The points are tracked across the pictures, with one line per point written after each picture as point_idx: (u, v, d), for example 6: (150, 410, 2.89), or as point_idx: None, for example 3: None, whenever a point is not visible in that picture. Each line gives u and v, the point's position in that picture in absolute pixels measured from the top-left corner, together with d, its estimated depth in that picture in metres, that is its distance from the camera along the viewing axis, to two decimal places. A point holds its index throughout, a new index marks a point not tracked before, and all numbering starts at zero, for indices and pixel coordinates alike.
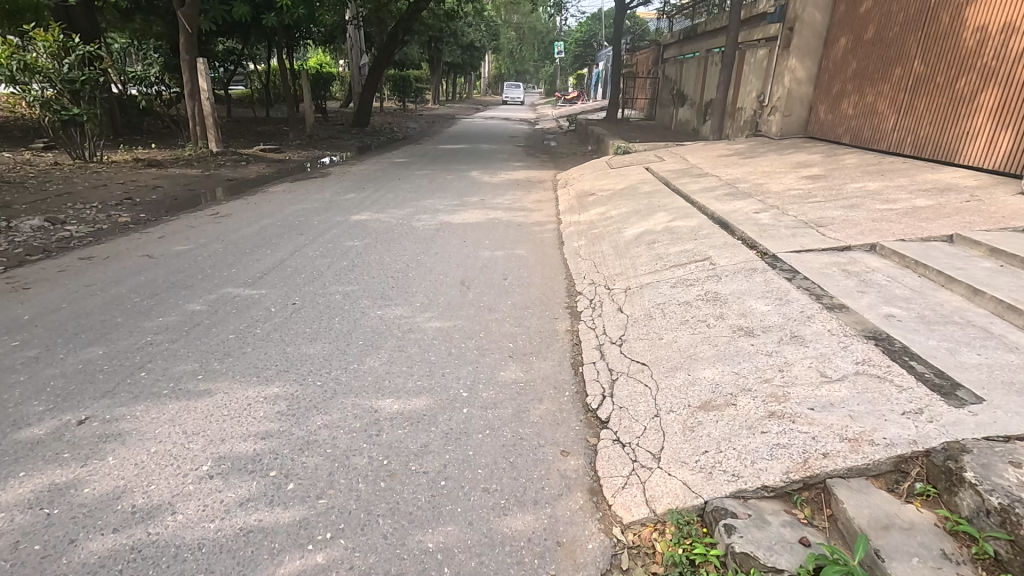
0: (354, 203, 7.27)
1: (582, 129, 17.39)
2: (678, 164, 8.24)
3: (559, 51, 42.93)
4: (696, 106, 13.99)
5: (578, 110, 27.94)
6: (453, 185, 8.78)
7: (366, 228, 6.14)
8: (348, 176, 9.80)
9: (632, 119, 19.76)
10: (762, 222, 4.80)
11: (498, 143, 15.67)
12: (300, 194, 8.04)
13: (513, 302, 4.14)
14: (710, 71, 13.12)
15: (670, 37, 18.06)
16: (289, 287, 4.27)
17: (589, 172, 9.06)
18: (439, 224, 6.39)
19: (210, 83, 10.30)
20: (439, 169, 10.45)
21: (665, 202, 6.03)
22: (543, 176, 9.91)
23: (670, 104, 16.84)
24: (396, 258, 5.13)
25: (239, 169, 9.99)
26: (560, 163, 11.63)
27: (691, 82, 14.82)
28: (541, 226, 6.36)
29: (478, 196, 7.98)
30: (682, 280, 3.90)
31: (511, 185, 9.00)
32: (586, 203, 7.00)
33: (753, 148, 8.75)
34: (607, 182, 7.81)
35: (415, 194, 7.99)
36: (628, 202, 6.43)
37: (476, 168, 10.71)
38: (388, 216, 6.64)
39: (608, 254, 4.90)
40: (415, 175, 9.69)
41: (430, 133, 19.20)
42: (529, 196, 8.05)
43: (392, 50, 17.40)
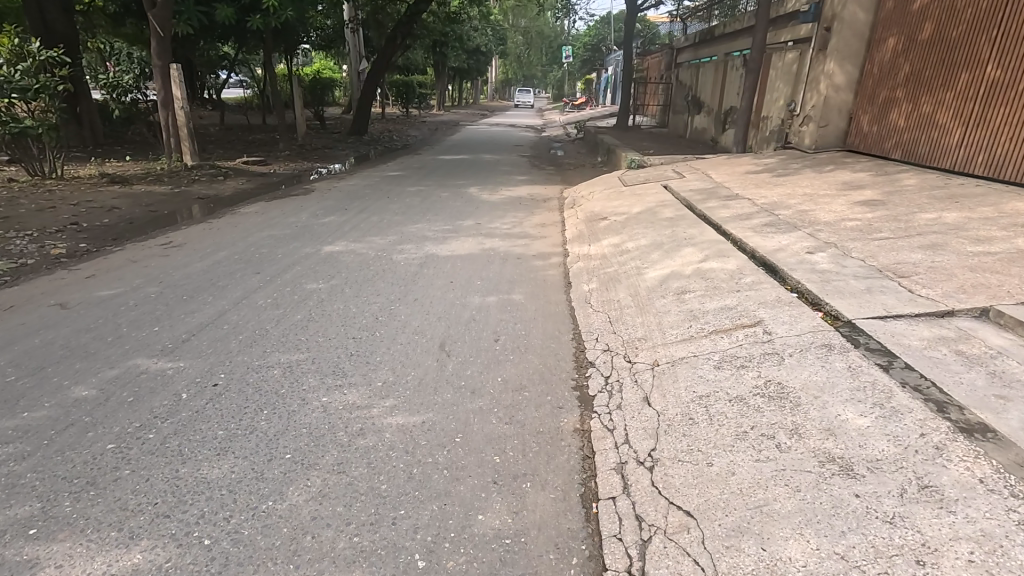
0: (330, 229, 6.35)
1: (591, 137, 16.42)
2: (701, 182, 7.26)
3: (567, 55, 42.00)
4: (715, 114, 13.01)
5: (586, 116, 27.01)
6: (446, 205, 7.85)
7: (337, 262, 5.20)
8: (334, 192, 8.91)
9: (644, 126, 18.79)
10: (819, 266, 3.83)
11: (502, 153, 14.78)
12: (274, 216, 7.14)
13: (502, 379, 3.18)
14: (731, 77, 12.13)
15: (684, 41, 17.10)
16: (217, 356, 3.31)
17: (599, 190, 8.10)
18: (424, 257, 5.45)
19: (185, 91, 9.42)
20: (435, 184, 9.56)
21: (692, 233, 5.07)
22: (548, 194, 8.96)
23: (685, 111, 15.86)
24: (365, 307, 4.17)
25: (214, 185, 9.12)
26: (567, 177, 10.68)
27: (708, 87, 13.83)
28: (544, 260, 5.42)
29: (474, 218, 7.04)
30: (729, 357, 2.92)
31: (511, 205, 8.05)
32: (596, 231, 6.05)
33: (786, 163, 7.75)
34: (620, 204, 6.85)
35: (402, 216, 7.07)
36: (646, 231, 5.48)
37: (475, 183, 9.80)
38: (366, 246, 5.73)
39: (626, 306, 3.94)
40: (407, 192, 8.78)
41: (431, 141, 18.34)
42: (531, 219, 7.10)
43: (391, 55, 16.55)
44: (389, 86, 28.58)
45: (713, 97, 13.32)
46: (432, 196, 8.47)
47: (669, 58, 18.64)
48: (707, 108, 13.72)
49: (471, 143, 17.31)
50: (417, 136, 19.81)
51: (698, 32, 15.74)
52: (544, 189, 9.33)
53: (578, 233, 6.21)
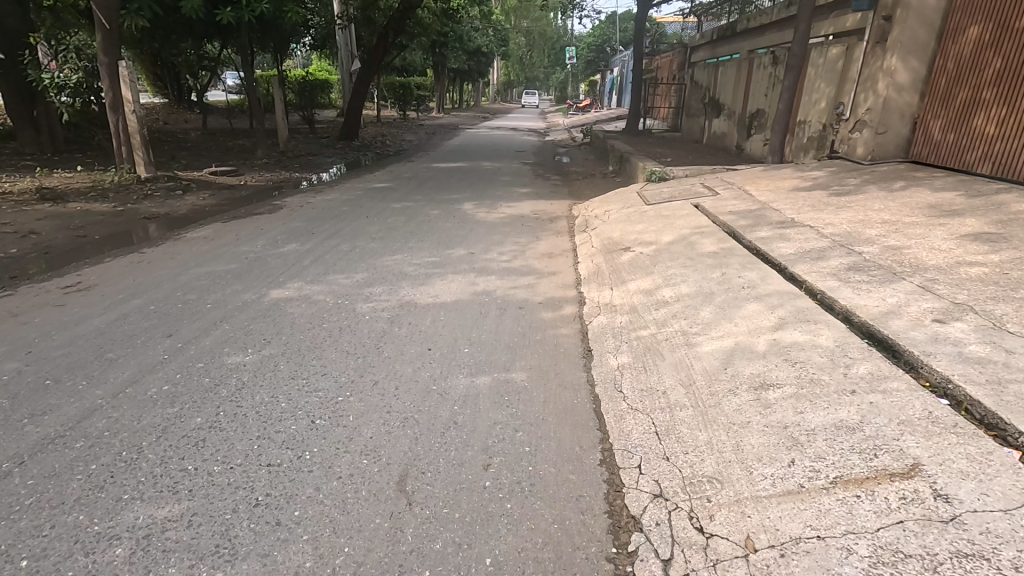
0: (286, 263, 5.11)
1: (600, 143, 15.18)
2: (742, 202, 6.01)
3: (570, 56, 40.82)
4: (738, 117, 11.75)
5: (592, 119, 25.77)
6: (434, 228, 6.60)
7: (282, 314, 3.97)
8: (307, 209, 7.68)
9: (656, 130, 17.55)
10: (967, 348, 2.58)
11: (502, 160, 13.56)
12: (225, 241, 5.92)
13: (492, 565, 1.93)
14: (758, 76, 10.89)
15: (699, 38, 15.87)
16: (37, 514, 2.07)
17: (617, 209, 6.84)
18: (398, 304, 4.22)
19: (137, 92, 8.19)
20: (426, 199, 8.34)
21: (751, 279, 3.82)
22: (556, 212, 7.69)
23: (702, 114, 14.61)
24: (302, 398, 2.92)
25: (169, 201, 7.90)
26: (576, 190, 9.44)
27: (729, 88, 12.57)
28: (554, 310, 4.17)
29: (467, 246, 5.79)
30: (891, 556, 1.67)
31: (512, 227, 6.79)
32: (619, 267, 4.80)
33: (840, 177, 6.49)
34: (646, 229, 5.59)
35: (379, 243, 5.84)
36: (686, 272, 4.23)
37: (472, 197, 8.56)
38: (325, 288, 4.50)
39: (679, 405, 2.69)
40: (391, 210, 7.54)
41: (427, 146, 17.13)
42: (536, 246, 5.85)
43: (383, 54, 15.37)
44: (385, 88, 27.38)
45: (735, 99, 12.08)
46: (420, 215, 7.24)
47: (682, 57, 17.40)
48: (729, 110, 12.48)
49: (470, 149, 16.09)
50: (412, 141, 18.57)
51: (715, 29, 14.51)
52: (551, 206, 8.10)
53: (595, 268, 4.96)
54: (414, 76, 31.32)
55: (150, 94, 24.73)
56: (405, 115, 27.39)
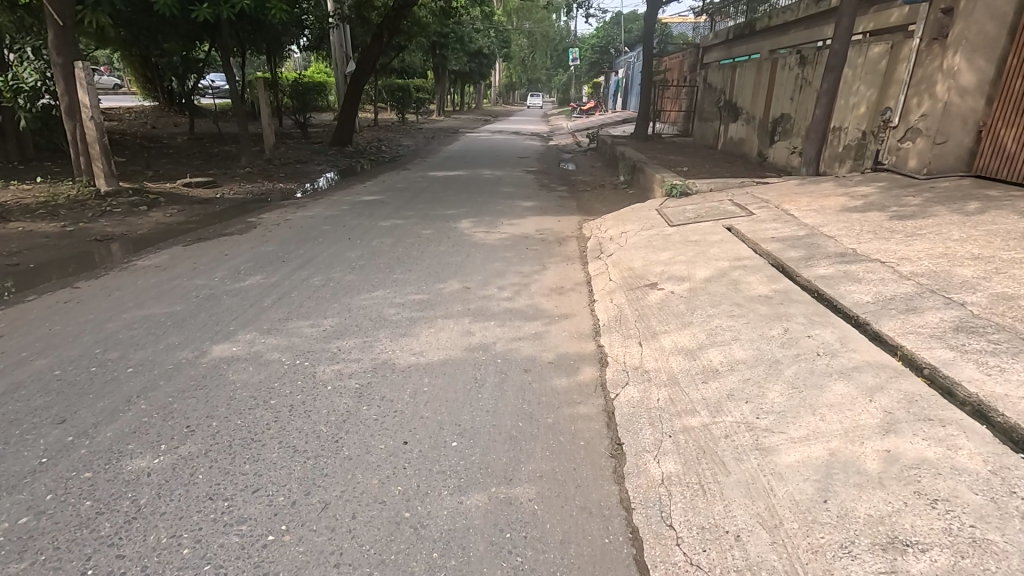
0: (242, 304, 4.24)
1: (607, 148, 14.31)
2: (785, 225, 5.12)
3: (572, 58, 39.99)
4: (759, 122, 10.88)
5: (598, 122, 24.92)
6: (425, 253, 5.72)
7: (219, 385, 3.07)
8: (284, 227, 6.82)
9: (666, 134, 16.68)
10: None
11: (504, 167, 12.71)
12: (178, 272, 5.03)
13: None
14: (782, 78, 10.02)
15: (713, 38, 14.99)
16: None
17: (635, 230, 5.96)
18: (370, 366, 3.32)
19: (95, 96, 7.33)
20: (419, 214, 7.47)
21: (826, 341, 2.95)
22: (565, 231, 6.81)
23: (716, 118, 13.75)
24: (213, 540, 2.03)
25: (129, 218, 7.04)
26: (584, 204, 8.57)
27: (748, 91, 11.70)
28: (569, 375, 3.28)
29: (462, 277, 4.92)
30: None
31: (514, 251, 5.90)
32: (647, 312, 3.90)
33: (895, 195, 5.61)
34: (676, 260, 4.70)
35: (358, 275, 4.97)
36: (736, 325, 3.35)
37: (470, 212, 7.71)
38: (283, 342, 3.61)
39: (767, 569, 1.80)
40: (379, 229, 6.67)
41: (425, 152, 16.30)
42: (543, 278, 4.97)
43: (378, 55, 14.52)
44: (384, 90, 26.54)
45: (756, 103, 11.21)
46: (411, 236, 6.37)
47: (694, 58, 16.55)
48: (748, 115, 11.62)
49: (470, 155, 15.25)
50: (410, 146, 17.74)
51: (731, 28, 13.62)
52: (559, 224, 7.21)
53: (617, 311, 4.07)
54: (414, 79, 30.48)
55: (139, 96, 23.90)
56: (403, 117, 26.59)
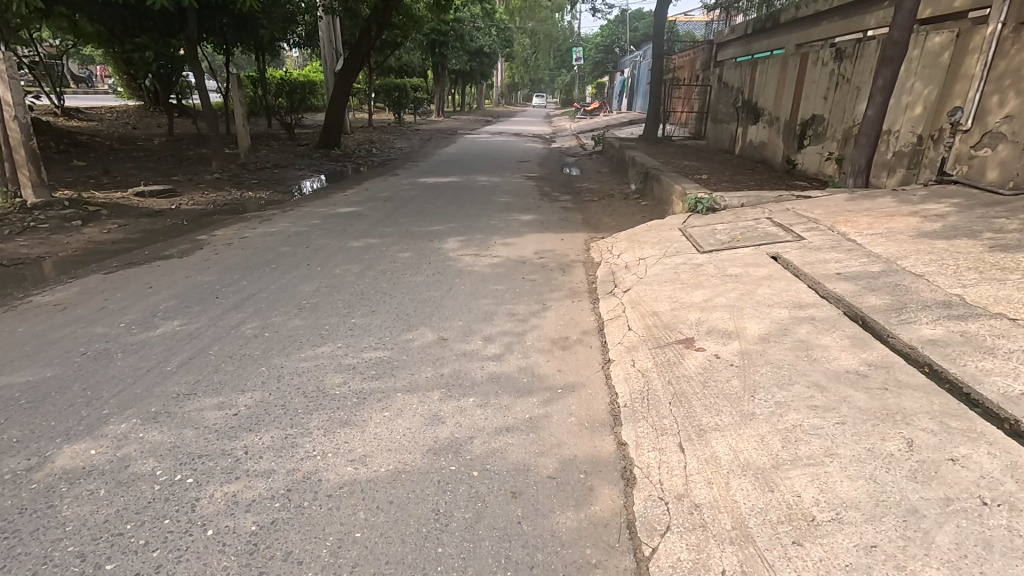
0: (136, 368, 3.15)
1: (614, 152, 13.22)
2: (851, 256, 4.03)
3: (577, 58, 39.04)
4: (786, 125, 9.80)
5: (603, 123, 23.81)
6: (396, 284, 4.63)
7: (35, 534, 1.97)
8: (236, 248, 5.75)
9: (676, 137, 15.60)
10: None
11: (502, 173, 11.64)
12: (77, 313, 3.95)
13: None
14: (813, 75, 8.94)
15: (728, 34, 13.89)
16: None
17: (656, 257, 4.86)
18: (282, 490, 2.24)
19: (21, 95, 6.36)
20: (397, 231, 6.39)
21: (989, 476, 1.86)
22: (569, 253, 5.73)
23: (733, 119, 12.67)
24: None
25: (55, 235, 5.99)
26: (591, 218, 7.50)
27: (771, 89, 10.60)
28: (577, 505, 2.19)
29: (439, 323, 3.85)
30: None
31: (508, 280, 4.81)
32: (684, 389, 2.81)
33: (981, 215, 4.52)
34: (715, 306, 3.62)
35: (304, 319, 3.88)
36: (824, 427, 2.27)
37: (458, 228, 6.64)
38: (167, 439, 2.52)
39: None
40: (347, 250, 5.60)
41: (419, 155, 15.24)
42: (542, 325, 3.88)
43: (367, 51, 13.47)
44: (379, 89, 25.50)
45: (781, 104, 10.12)
46: (383, 260, 5.28)
47: (708, 56, 15.45)
48: (771, 116, 10.54)
49: (466, 158, 14.19)
50: (403, 148, 16.68)
51: (749, 22, 12.51)
52: (562, 243, 6.13)
53: (641, 383, 2.98)
54: (412, 78, 29.47)
55: (123, 96, 22.84)
56: (400, 118, 25.57)
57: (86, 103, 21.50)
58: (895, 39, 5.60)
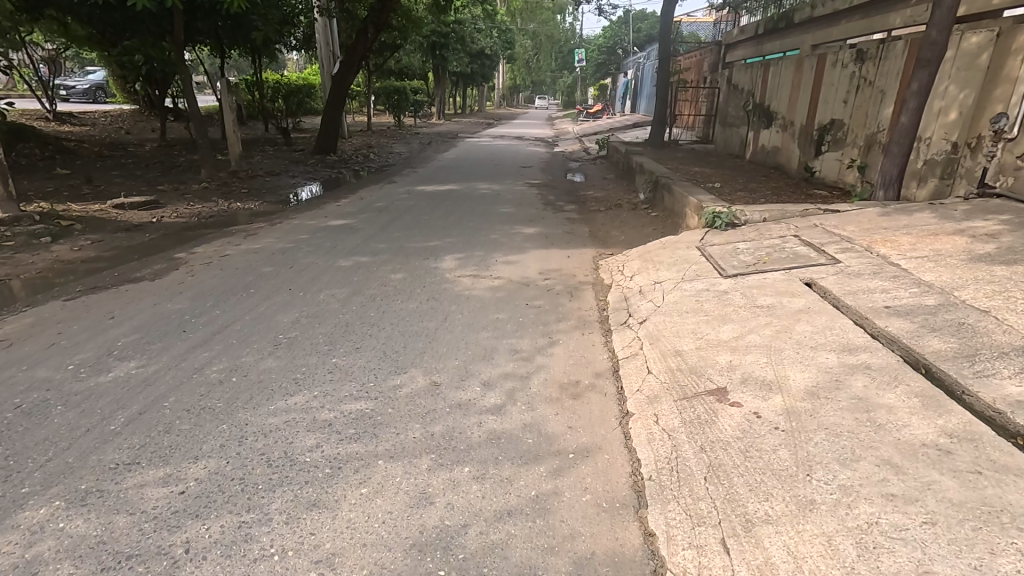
0: (73, 426, 2.68)
1: (620, 157, 12.75)
2: (898, 285, 3.56)
3: (579, 59, 38.65)
4: (801, 129, 9.33)
5: (606, 125, 23.33)
6: (385, 313, 4.17)
7: None
8: (215, 268, 5.30)
9: (683, 141, 15.14)
10: None
11: (504, 180, 11.18)
12: (23, 352, 3.49)
13: None
14: (830, 77, 8.46)
15: (738, 34, 13.41)
16: None
17: (674, 281, 4.38)
18: None
19: None
20: (391, 248, 5.93)
21: None
22: (576, 273, 5.26)
23: (744, 123, 12.20)
24: None
25: (21, 253, 5.55)
26: (598, 231, 7.03)
27: (785, 92, 10.13)
28: None
29: (431, 364, 3.39)
30: None
31: (510, 308, 4.34)
32: (722, 458, 2.35)
33: None
34: (748, 347, 3.15)
35: (278, 360, 3.42)
36: (910, 528, 1.80)
37: (457, 244, 6.18)
38: (91, 532, 2.05)
39: None
40: (334, 272, 5.13)
41: (418, 160, 14.80)
42: (549, 365, 3.42)
43: (364, 53, 13.01)
44: (379, 92, 25.10)
45: (795, 108, 9.66)
46: (373, 283, 4.82)
47: (716, 57, 14.97)
48: (785, 120, 10.08)
49: (466, 164, 13.74)
50: (402, 153, 16.24)
51: (760, 21, 12.02)
52: (568, 261, 5.66)
53: (669, 448, 2.52)
54: (413, 80, 29.08)
55: (118, 99, 22.45)
56: (400, 121, 25.15)
57: (80, 108, 21.11)
58: (933, 39, 5.13)
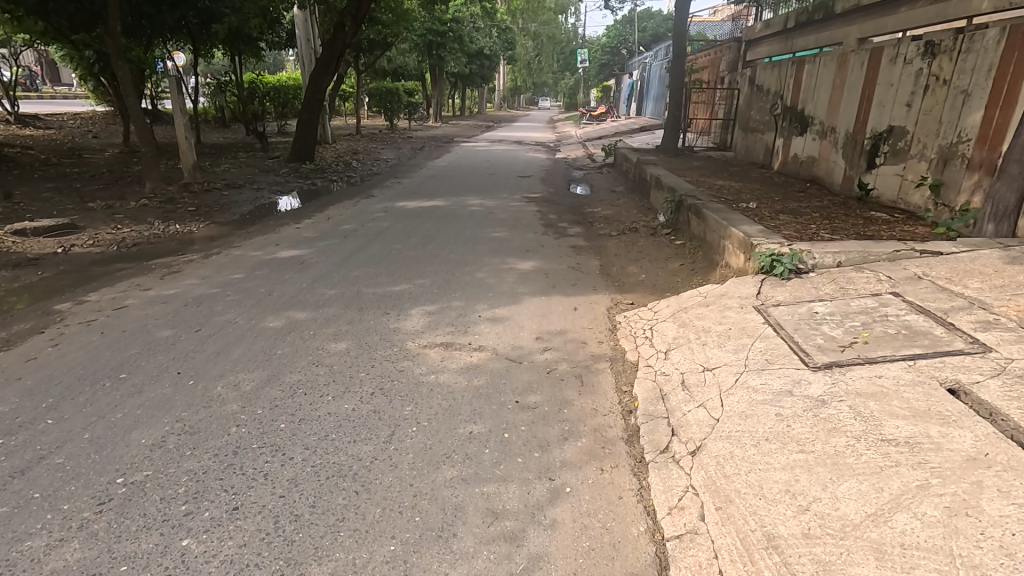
0: None
1: (630, 166, 11.36)
2: None
3: (582, 58, 37.36)
4: (847, 137, 7.95)
5: (613, 129, 21.93)
6: (301, 426, 2.76)
7: None
8: (94, 329, 3.90)
9: (698, 147, 13.77)
10: None
11: (498, 193, 9.79)
12: None
13: None
14: (886, 76, 7.10)
15: (762, 28, 12.01)
16: None
17: (733, 371, 2.98)
18: None
19: None
20: (342, 295, 4.54)
21: None
22: (586, 339, 3.85)
23: (771, 127, 10.81)
24: None
25: None
26: (610, 266, 5.64)
27: (824, 92, 8.75)
28: None
29: (348, 558, 1.98)
30: None
31: (489, 412, 2.93)
32: None
33: None
34: (906, 550, 1.75)
35: (86, 547, 2.00)
36: None
37: (430, 288, 4.79)
38: None
39: None
40: (252, 339, 3.72)
41: (406, 168, 13.42)
42: (549, 557, 2.00)
43: (342, 48, 11.62)
44: (370, 93, 23.73)
45: (838, 112, 8.29)
46: (301, 362, 3.41)
47: (737, 54, 13.59)
48: (824, 126, 8.70)
49: (459, 173, 12.36)
50: (390, 159, 14.87)
51: (790, 13, 10.61)
52: (574, 316, 4.26)
53: None
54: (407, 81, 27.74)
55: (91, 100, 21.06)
56: (394, 124, 23.80)
57: (48, 109, 19.73)
58: None
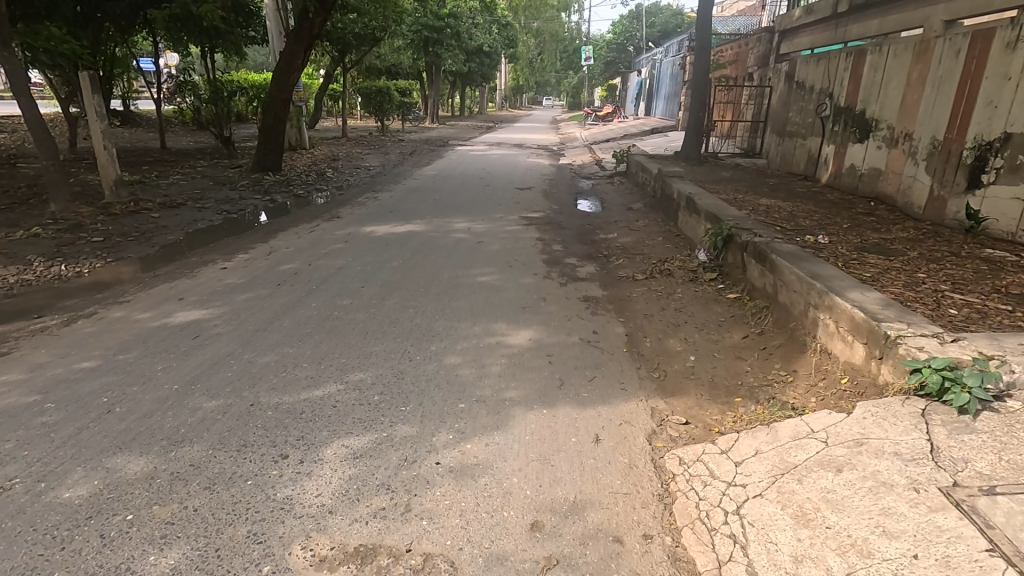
0: None
1: (647, 177, 9.64)
2: None
3: (586, 56, 35.66)
4: (934, 146, 6.22)
5: (622, 131, 20.21)
6: None
7: None
8: None
9: (723, 153, 12.04)
10: None
11: (490, 213, 8.09)
12: None
13: None
14: (998, 66, 5.38)
15: (802, 14, 10.28)
16: None
17: None
18: None
19: None
20: (224, 416, 2.83)
21: None
22: (620, 530, 2.15)
23: (816, 130, 9.08)
24: None
25: None
26: (640, 338, 3.94)
27: (897, 89, 7.02)
28: None
29: None
30: None
31: None
32: None
33: None
34: None
35: None
36: None
37: (371, 395, 3.09)
38: None
39: None
40: (4, 544, 2.01)
41: (389, 178, 11.74)
42: None
43: (310, 37, 9.96)
44: (359, 92, 22.02)
45: (918, 114, 6.56)
46: None
47: (769, 47, 11.87)
48: (896, 131, 6.98)
49: (449, 185, 10.69)
50: (373, 167, 13.19)
51: None
52: (596, 464, 2.55)
53: None
54: (400, 80, 26.03)
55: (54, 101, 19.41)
56: (385, 126, 22.14)
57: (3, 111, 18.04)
58: None
